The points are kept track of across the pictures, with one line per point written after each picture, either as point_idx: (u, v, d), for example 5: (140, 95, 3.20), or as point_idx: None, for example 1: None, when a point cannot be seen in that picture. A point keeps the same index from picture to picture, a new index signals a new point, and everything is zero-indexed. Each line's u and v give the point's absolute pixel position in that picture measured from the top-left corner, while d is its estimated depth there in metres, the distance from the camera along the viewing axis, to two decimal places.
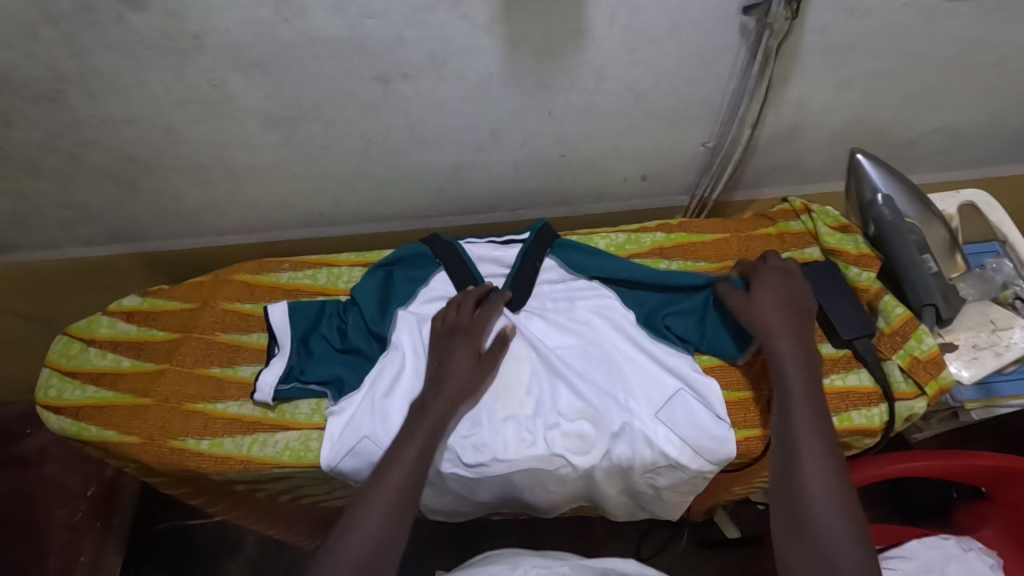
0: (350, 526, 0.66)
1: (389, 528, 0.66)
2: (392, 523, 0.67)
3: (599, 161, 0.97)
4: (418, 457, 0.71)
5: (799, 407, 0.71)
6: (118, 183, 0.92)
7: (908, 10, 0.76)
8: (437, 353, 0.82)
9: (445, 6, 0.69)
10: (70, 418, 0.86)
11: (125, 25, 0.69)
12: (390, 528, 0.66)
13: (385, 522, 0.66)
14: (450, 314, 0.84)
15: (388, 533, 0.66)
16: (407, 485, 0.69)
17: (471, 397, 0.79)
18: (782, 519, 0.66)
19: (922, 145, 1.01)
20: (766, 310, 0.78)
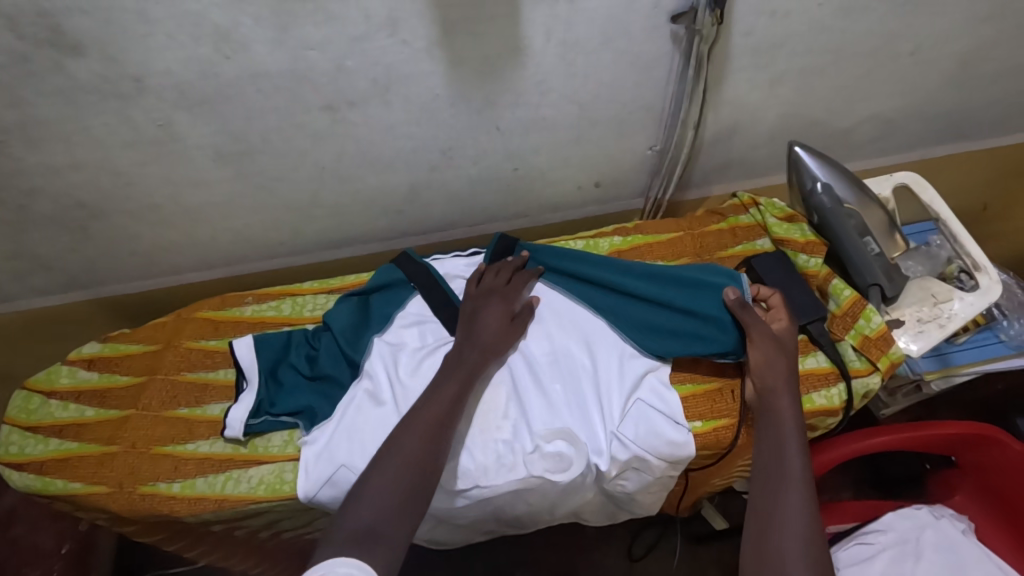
0: (367, 487, 0.65)
1: (400, 500, 0.64)
2: (404, 496, 0.64)
3: (551, 172, 0.99)
4: (426, 441, 0.69)
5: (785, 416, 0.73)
6: (70, 230, 0.91)
7: (825, 10, 0.81)
8: (471, 307, 0.87)
9: (384, 33, 0.71)
10: (33, 473, 0.83)
11: (64, 72, 0.69)
12: (411, 480, 0.65)
13: (397, 496, 0.64)
14: (488, 276, 0.90)
15: (395, 510, 0.63)
16: (416, 469, 0.66)
17: (500, 354, 0.83)
18: (753, 534, 0.65)
19: (856, 134, 1.07)
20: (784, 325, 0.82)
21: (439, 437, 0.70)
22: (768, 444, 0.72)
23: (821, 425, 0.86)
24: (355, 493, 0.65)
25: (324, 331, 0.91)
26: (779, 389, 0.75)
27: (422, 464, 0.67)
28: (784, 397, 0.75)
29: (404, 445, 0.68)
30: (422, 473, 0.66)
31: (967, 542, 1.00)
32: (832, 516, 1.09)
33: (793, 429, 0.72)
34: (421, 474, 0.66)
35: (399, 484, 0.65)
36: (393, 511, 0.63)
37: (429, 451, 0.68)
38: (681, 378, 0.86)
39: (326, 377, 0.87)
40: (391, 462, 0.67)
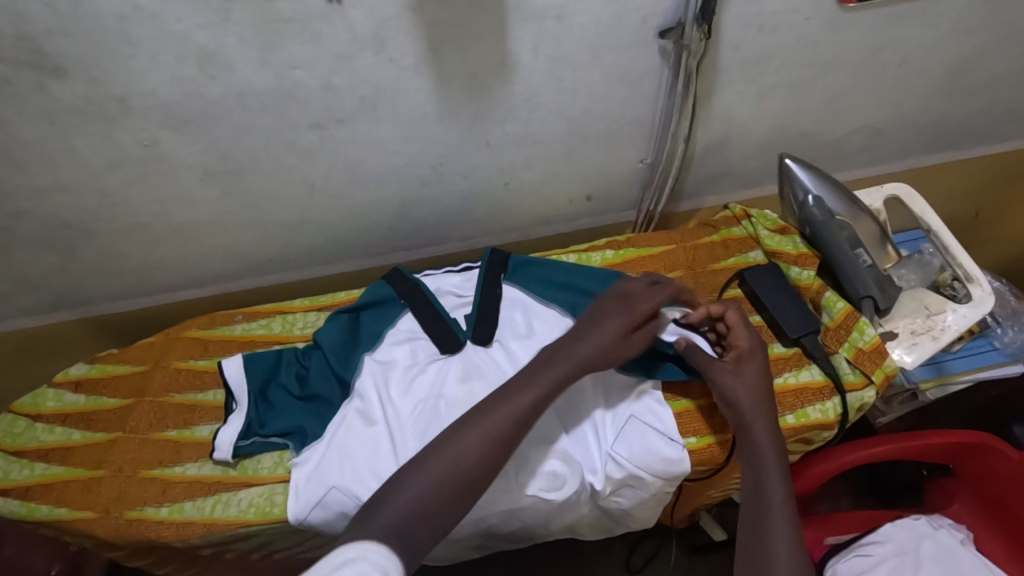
0: (411, 478, 0.66)
1: (440, 499, 0.65)
2: (447, 497, 0.65)
3: (542, 186, 0.99)
4: (484, 448, 0.68)
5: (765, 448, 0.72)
6: (56, 250, 0.90)
7: (812, 23, 0.81)
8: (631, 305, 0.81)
9: (371, 52, 0.70)
10: (18, 499, 0.82)
11: (47, 94, 0.68)
12: (444, 490, 0.65)
13: (439, 492, 0.65)
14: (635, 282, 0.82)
15: (432, 509, 0.64)
16: (463, 475, 0.66)
17: (610, 362, 0.77)
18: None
19: (846, 144, 1.07)
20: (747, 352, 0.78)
21: (502, 445, 0.69)
22: (749, 477, 0.72)
23: (817, 439, 0.85)
24: (399, 479, 0.67)
25: (314, 349, 0.90)
26: (753, 416, 0.73)
27: (470, 471, 0.67)
28: (760, 425, 0.73)
29: (461, 447, 0.68)
30: (466, 480, 0.66)
31: (965, 552, 0.99)
32: (830, 526, 1.09)
33: (772, 465, 0.71)
34: (469, 479, 0.66)
35: (440, 488, 0.65)
36: (429, 511, 0.64)
37: (480, 463, 0.67)
38: (675, 392, 0.85)
39: (316, 395, 0.85)
40: (443, 459, 0.67)
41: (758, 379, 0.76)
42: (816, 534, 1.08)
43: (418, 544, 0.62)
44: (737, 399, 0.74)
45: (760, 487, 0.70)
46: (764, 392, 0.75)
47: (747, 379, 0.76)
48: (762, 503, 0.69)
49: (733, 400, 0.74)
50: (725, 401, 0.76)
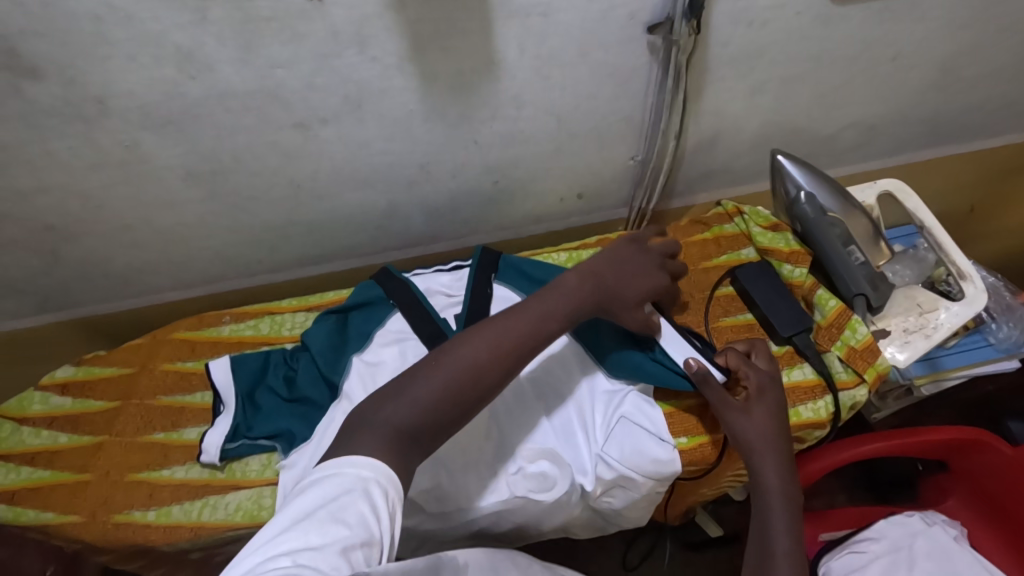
0: (419, 382, 0.61)
1: (445, 401, 0.60)
2: (453, 398, 0.60)
3: (532, 184, 0.98)
4: (492, 348, 0.64)
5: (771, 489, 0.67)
6: (39, 253, 0.89)
7: (803, 18, 0.80)
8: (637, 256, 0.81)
9: (354, 50, 0.69)
10: (4, 504, 0.81)
11: (23, 95, 0.67)
12: (447, 400, 0.60)
13: (441, 393, 0.60)
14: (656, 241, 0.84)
15: (438, 415, 0.59)
16: (470, 379, 0.61)
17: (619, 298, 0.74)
18: None
19: (840, 140, 1.06)
20: (758, 393, 0.73)
21: (512, 352, 0.64)
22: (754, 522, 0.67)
23: (808, 438, 0.85)
24: (407, 379, 0.62)
25: (302, 350, 0.90)
26: (764, 458, 0.69)
27: (477, 381, 0.62)
28: (767, 465, 0.68)
29: (469, 352, 0.63)
30: (474, 388, 0.61)
31: (959, 549, 0.98)
32: (824, 523, 1.08)
33: (778, 505, 0.66)
34: (478, 382, 0.62)
35: (449, 392, 0.60)
36: (434, 416, 0.59)
37: (490, 370, 0.63)
38: (665, 393, 0.85)
39: (304, 397, 0.85)
40: (450, 361, 0.62)
41: (771, 417, 0.72)
42: (810, 531, 1.08)
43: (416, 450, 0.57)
44: (748, 443, 0.70)
45: (765, 535, 0.64)
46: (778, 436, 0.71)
47: (758, 420, 0.71)
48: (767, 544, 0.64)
49: (744, 442, 0.70)
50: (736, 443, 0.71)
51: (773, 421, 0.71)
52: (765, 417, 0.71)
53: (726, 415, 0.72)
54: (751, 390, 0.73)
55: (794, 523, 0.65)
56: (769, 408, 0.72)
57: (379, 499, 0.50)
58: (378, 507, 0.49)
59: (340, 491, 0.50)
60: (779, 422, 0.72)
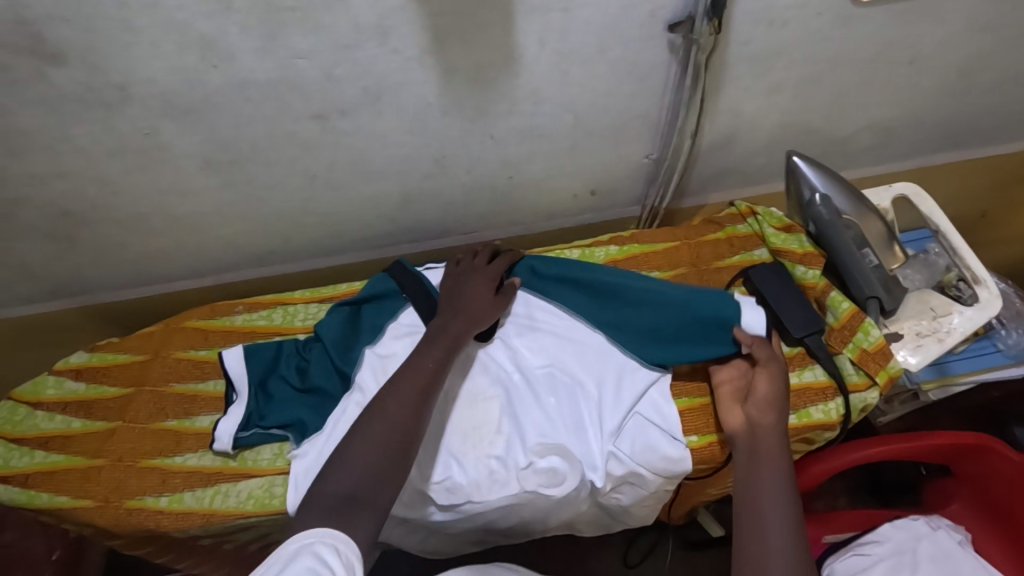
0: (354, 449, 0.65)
1: (386, 464, 0.64)
2: (392, 458, 0.65)
3: (547, 180, 0.98)
4: (411, 404, 0.69)
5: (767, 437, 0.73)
6: (56, 238, 0.89)
7: (824, 18, 0.80)
8: (451, 286, 0.87)
9: (375, 42, 0.69)
10: (18, 487, 0.82)
11: (46, 81, 0.67)
12: (381, 455, 0.64)
13: (380, 456, 0.64)
14: (474, 257, 0.91)
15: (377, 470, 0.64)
16: (401, 437, 0.66)
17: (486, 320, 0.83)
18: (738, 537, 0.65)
19: (855, 142, 1.06)
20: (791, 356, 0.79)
21: (425, 399, 0.70)
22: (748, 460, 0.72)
23: (818, 439, 0.85)
24: (342, 450, 0.66)
25: (315, 341, 0.90)
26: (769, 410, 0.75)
27: (405, 432, 0.67)
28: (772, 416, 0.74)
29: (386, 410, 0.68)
30: (403, 439, 0.66)
31: (964, 553, 0.99)
32: (829, 525, 1.09)
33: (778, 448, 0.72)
34: (407, 435, 0.67)
35: (382, 452, 0.65)
36: (377, 476, 0.63)
37: (413, 427, 0.68)
38: (676, 391, 0.85)
39: (317, 387, 0.85)
40: (375, 427, 0.67)
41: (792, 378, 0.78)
42: (814, 532, 1.09)
43: (366, 511, 0.61)
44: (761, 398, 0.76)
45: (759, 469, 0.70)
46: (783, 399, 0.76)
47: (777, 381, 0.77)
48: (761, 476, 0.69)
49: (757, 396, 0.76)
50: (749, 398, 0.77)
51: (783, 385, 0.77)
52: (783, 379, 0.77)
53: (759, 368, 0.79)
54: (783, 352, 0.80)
55: (791, 520, 0.65)
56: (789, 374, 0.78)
57: (328, 556, 0.54)
58: (327, 562, 0.54)
59: (288, 558, 0.53)
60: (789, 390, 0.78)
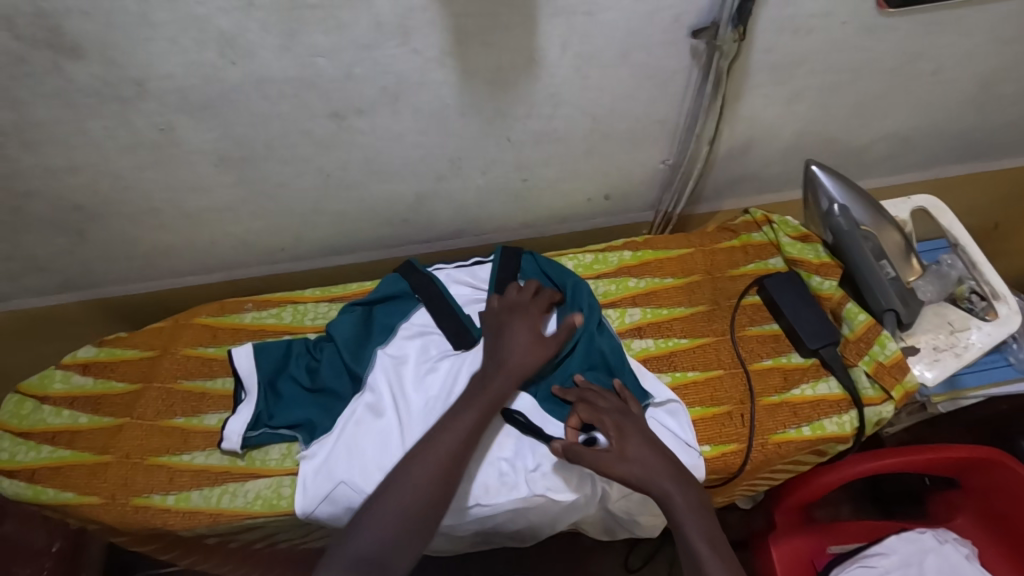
0: (369, 518, 0.67)
1: (407, 527, 0.67)
2: (412, 524, 0.67)
3: (561, 184, 0.97)
4: (439, 473, 0.70)
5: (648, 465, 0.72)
6: (66, 232, 0.89)
7: (848, 27, 0.79)
8: (498, 329, 0.83)
9: (396, 41, 0.69)
10: (24, 482, 0.81)
11: (63, 74, 0.66)
12: (404, 525, 0.67)
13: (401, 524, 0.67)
14: (513, 290, 0.86)
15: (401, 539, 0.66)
16: (421, 503, 0.68)
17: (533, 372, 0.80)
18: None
19: (872, 152, 1.05)
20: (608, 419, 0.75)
21: (452, 466, 0.71)
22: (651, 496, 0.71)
23: (829, 451, 0.85)
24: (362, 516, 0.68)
25: (325, 341, 0.89)
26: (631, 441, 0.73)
27: (427, 503, 0.68)
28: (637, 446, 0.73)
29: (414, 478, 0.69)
30: (427, 509, 0.68)
31: (969, 566, 0.98)
32: (835, 535, 1.07)
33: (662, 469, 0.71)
34: (428, 503, 0.68)
35: (404, 521, 0.67)
36: (400, 540, 0.66)
37: (442, 491, 0.69)
38: (689, 400, 0.84)
39: (324, 388, 0.84)
40: (400, 492, 0.69)
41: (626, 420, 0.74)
42: (820, 541, 1.06)
43: (389, 574, 0.65)
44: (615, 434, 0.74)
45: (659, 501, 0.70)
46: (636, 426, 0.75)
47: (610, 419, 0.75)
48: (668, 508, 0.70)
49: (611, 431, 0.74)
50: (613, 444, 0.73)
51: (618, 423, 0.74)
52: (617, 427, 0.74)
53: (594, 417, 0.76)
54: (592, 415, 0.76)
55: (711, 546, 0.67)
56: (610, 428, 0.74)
57: None
58: None
59: None
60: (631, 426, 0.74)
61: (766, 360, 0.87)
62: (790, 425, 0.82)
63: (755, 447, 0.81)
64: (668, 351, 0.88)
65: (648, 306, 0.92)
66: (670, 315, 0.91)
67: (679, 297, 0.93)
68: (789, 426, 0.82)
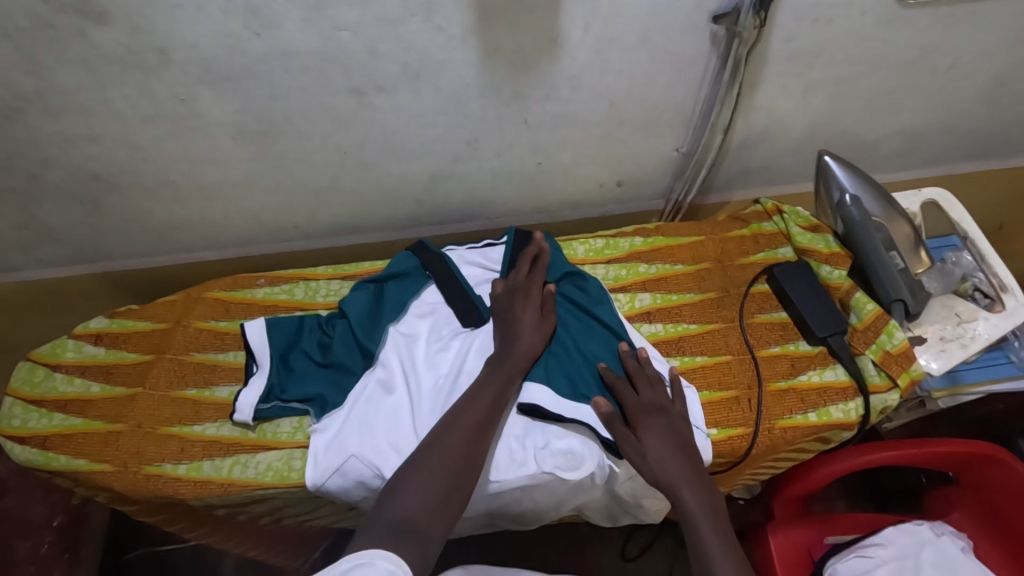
0: (404, 487, 0.67)
1: (439, 495, 0.67)
2: (443, 492, 0.67)
3: (575, 169, 0.98)
4: (466, 443, 0.71)
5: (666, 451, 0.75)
6: (81, 203, 0.89)
7: (867, 19, 0.79)
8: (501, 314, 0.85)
9: (420, 18, 0.69)
10: (36, 448, 0.82)
11: (88, 40, 0.66)
12: (438, 489, 0.67)
13: (433, 492, 0.67)
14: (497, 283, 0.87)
15: (436, 507, 0.66)
16: (451, 471, 0.69)
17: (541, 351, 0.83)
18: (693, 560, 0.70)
19: (883, 146, 1.05)
20: (649, 425, 0.77)
21: (479, 436, 0.73)
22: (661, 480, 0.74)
23: (834, 438, 0.86)
24: (397, 483, 0.68)
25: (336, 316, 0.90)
26: (661, 435, 0.76)
27: (458, 470, 0.69)
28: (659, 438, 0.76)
29: (447, 444, 0.71)
30: (461, 475, 0.69)
31: (965, 559, 1.00)
32: (832, 526, 1.07)
33: (672, 451, 0.75)
34: (461, 471, 0.69)
35: (437, 487, 0.67)
36: (431, 505, 0.66)
37: (470, 461, 0.70)
38: (697, 385, 0.85)
39: (335, 363, 0.85)
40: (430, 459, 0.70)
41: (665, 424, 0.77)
42: (817, 531, 1.07)
43: (427, 541, 0.63)
44: (655, 436, 0.76)
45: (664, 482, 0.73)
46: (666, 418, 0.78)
47: (650, 415, 0.78)
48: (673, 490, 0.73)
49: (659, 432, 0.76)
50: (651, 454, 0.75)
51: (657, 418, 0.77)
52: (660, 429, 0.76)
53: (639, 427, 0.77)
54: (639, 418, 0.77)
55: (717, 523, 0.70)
56: (663, 432, 0.76)
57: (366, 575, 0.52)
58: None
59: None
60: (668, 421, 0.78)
61: (774, 347, 0.88)
62: (796, 411, 0.83)
63: (762, 431, 0.82)
64: (677, 335, 0.89)
65: (658, 291, 0.93)
66: (680, 301, 0.92)
67: (689, 283, 0.94)
68: (796, 412, 0.83)
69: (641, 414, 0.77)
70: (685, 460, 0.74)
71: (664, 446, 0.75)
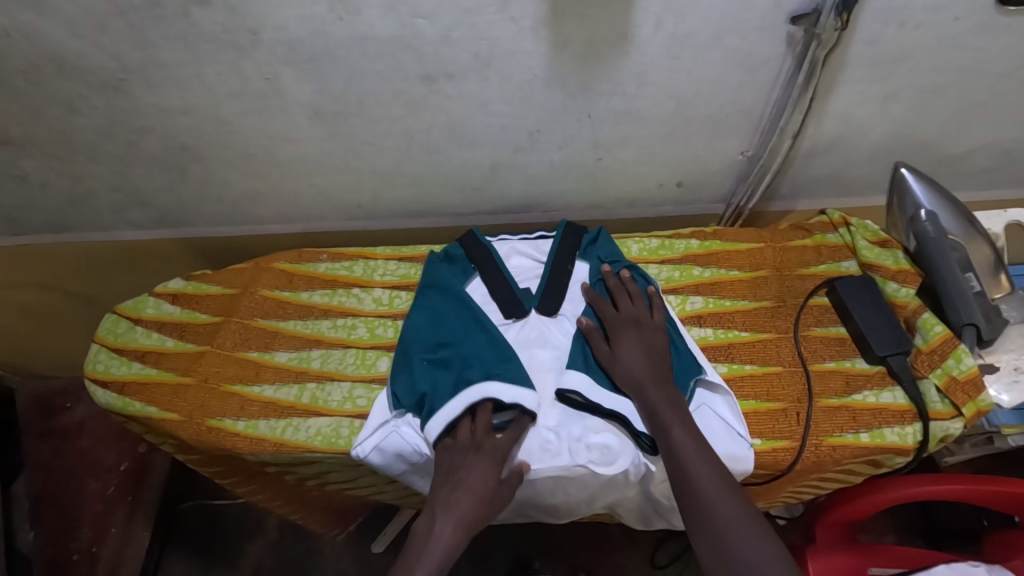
0: None
1: None
2: None
3: (635, 167, 0.97)
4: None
5: (665, 412, 0.75)
6: (169, 169, 0.96)
7: (960, 25, 0.75)
8: (453, 465, 0.74)
9: (494, 8, 0.71)
10: (115, 392, 0.89)
11: (189, 19, 0.72)
12: None
13: None
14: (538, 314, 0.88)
15: None
16: None
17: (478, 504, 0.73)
18: (706, 536, 0.65)
19: (967, 162, 1.00)
20: (625, 338, 0.83)
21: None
22: (663, 447, 0.73)
23: (887, 463, 0.82)
24: None
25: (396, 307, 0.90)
26: (648, 382, 0.78)
27: None
28: (652, 390, 0.77)
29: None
30: None
31: None
32: (878, 557, 1.02)
33: (671, 416, 0.74)
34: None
35: None
36: None
37: None
38: (745, 393, 0.84)
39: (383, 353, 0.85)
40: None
41: (646, 340, 0.83)
42: (860, 562, 1.01)
43: None
44: (637, 346, 0.82)
45: (668, 446, 0.72)
46: (658, 360, 0.81)
47: (630, 324, 0.84)
48: (677, 457, 0.71)
49: (640, 343, 0.82)
50: (628, 369, 0.80)
51: (640, 337, 0.83)
52: (637, 339, 0.83)
53: (621, 332, 0.84)
54: (618, 323, 0.84)
55: (728, 491, 0.67)
56: (642, 347, 0.82)
57: None
58: None
59: None
60: (655, 348, 0.82)
61: (828, 362, 0.85)
62: (847, 430, 0.80)
63: (809, 446, 0.79)
64: (727, 341, 0.88)
65: (711, 295, 0.92)
66: (733, 308, 0.90)
67: (744, 290, 0.92)
68: (847, 430, 0.80)
69: (625, 320, 0.85)
70: (682, 423, 0.74)
71: (665, 409, 0.75)
